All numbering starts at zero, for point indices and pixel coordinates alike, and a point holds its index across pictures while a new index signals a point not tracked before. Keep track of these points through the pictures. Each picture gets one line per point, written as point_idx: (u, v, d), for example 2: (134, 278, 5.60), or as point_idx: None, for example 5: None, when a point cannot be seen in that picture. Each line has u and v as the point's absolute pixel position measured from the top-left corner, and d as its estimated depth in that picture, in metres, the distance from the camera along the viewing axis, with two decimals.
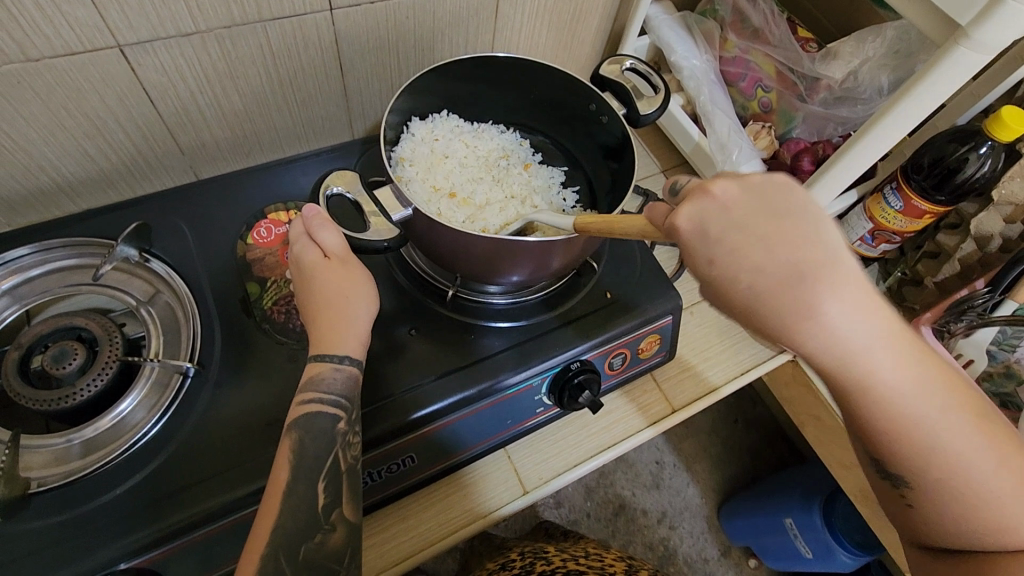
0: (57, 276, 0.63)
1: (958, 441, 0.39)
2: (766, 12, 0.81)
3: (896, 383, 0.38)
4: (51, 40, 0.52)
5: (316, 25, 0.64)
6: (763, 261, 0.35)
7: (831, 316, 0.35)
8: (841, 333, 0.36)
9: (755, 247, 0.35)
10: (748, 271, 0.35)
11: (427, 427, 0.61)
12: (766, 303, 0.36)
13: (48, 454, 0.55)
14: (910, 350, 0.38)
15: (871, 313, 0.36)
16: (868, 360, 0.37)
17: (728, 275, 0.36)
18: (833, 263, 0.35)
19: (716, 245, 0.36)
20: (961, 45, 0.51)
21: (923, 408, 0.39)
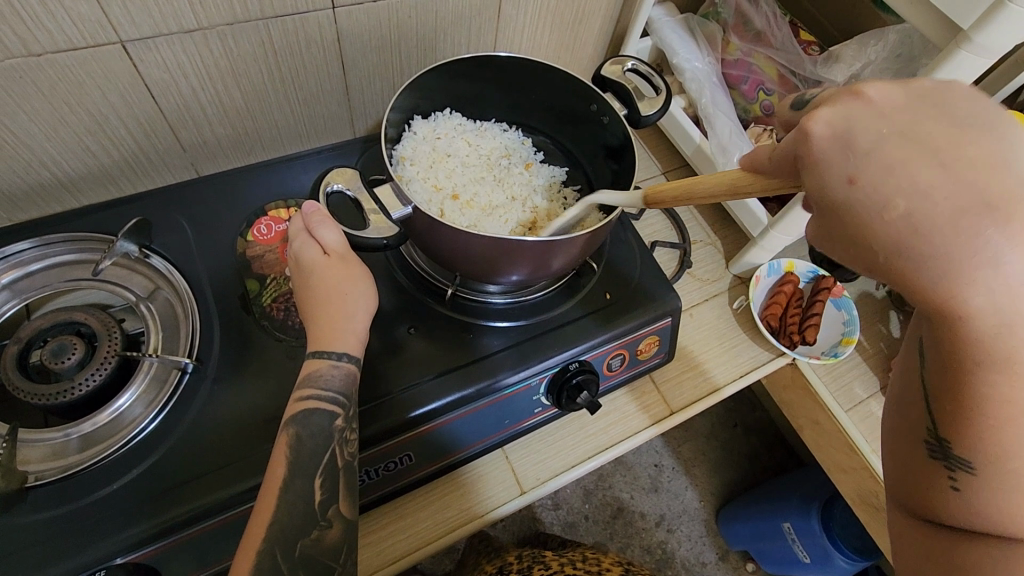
0: (57, 271, 0.63)
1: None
2: (768, 14, 0.84)
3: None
4: (53, 36, 0.52)
5: (318, 23, 0.64)
6: (941, 171, 0.30)
7: (988, 255, 0.29)
8: (1001, 280, 0.30)
9: (925, 157, 0.30)
10: (911, 180, 0.30)
11: (424, 425, 0.61)
12: (917, 228, 0.30)
13: (46, 449, 0.55)
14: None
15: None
16: (1016, 324, 0.31)
17: (876, 185, 0.31)
18: (1020, 199, 0.29)
19: (872, 152, 0.31)
20: (962, 49, 0.51)
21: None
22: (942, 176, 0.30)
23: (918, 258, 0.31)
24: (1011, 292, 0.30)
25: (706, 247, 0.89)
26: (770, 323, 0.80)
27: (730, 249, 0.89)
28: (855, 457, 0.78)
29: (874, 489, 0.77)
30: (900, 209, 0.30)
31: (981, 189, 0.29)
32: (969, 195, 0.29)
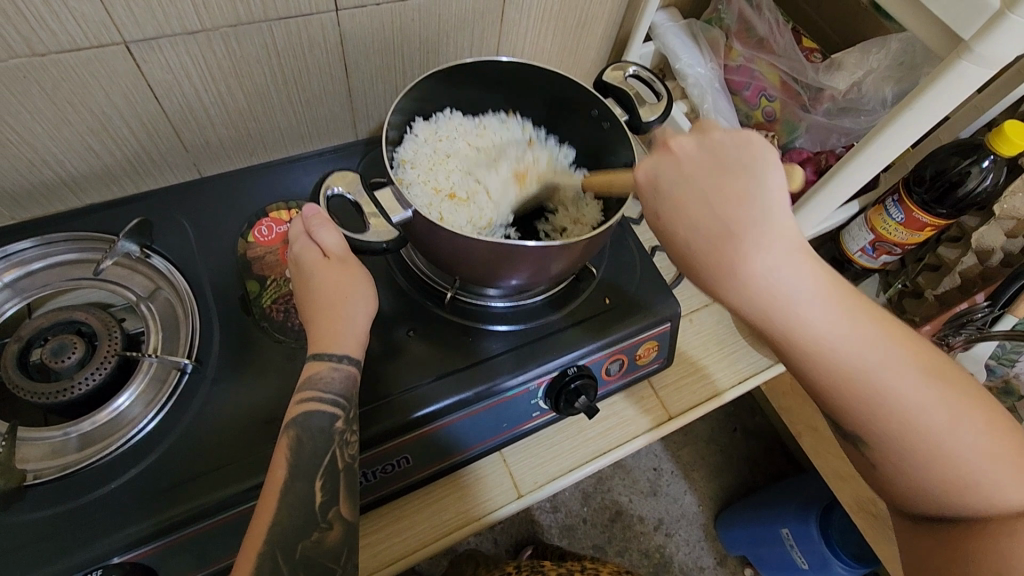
0: (58, 270, 0.64)
1: (907, 394, 0.43)
2: (771, 22, 0.82)
3: (832, 336, 0.43)
4: (57, 36, 0.53)
5: (322, 26, 0.64)
6: (701, 216, 0.43)
7: (762, 268, 0.41)
8: (773, 282, 0.42)
9: (694, 205, 0.43)
10: (685, 226, 0.43)
11: (425, 427, 0.61)
12: (701, 252, 0.43)
13: (45, 447, 0.55)
14: (847, 309, 0.43)
15: (801, 265, 0.42)
16: (801, 307, 0.42)
17: (671, 229, 0.44)
18: (759, 223, 0.42)
19: (667, 201, 0.44)
20: (963, 59, 0.51)
21: (867, 359, 0.43)
22: (709, 214, 0.42)
23: (710, 284, 0.43)
24: (778, 290, 0.42)
25: None
26: None
27: None
28: (854, 464, 0.78)
29: (873, 496, 0.77)
30: (688, 246, 0.43)
31: (727, 222, 0.42)
32: (718, 231, 0.42)
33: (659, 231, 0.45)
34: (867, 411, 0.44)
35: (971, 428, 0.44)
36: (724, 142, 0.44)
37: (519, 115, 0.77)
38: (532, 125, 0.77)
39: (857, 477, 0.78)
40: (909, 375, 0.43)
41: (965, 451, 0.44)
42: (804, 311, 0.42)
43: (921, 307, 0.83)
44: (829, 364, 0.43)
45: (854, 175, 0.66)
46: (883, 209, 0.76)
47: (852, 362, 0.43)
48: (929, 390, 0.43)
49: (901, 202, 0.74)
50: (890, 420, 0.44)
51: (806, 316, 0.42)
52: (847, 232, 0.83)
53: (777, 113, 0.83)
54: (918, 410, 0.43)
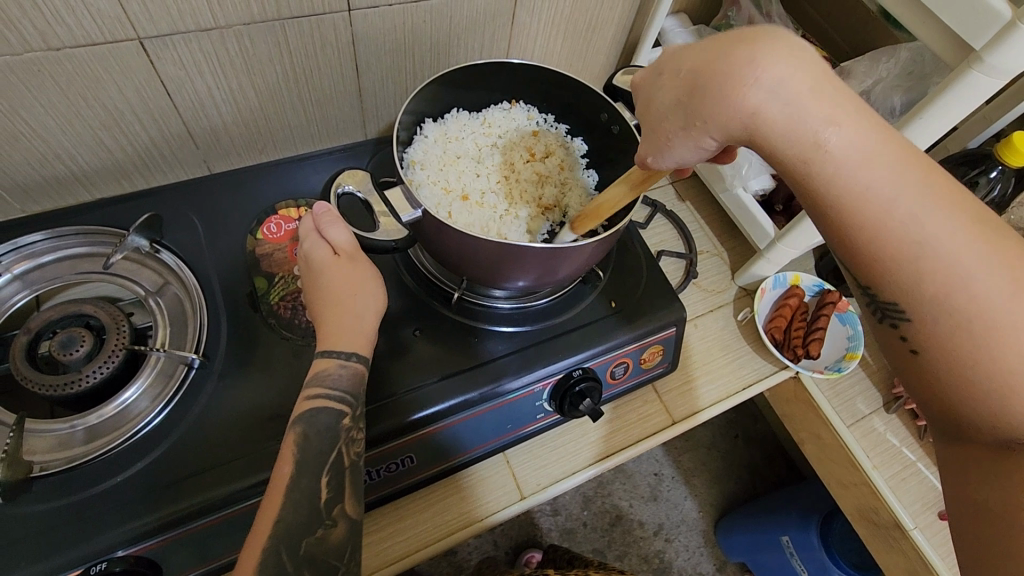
0: (68, 263, 0.64)
1: (952, 244, 0.38)
2: (781, 29, 0.82)
3: (861, 165, 0.39)
4: (73, 31, 0.53)
5: (334, 26, 0.64)
6: (720, 47, 0.41)
7: (791, 75, 0.39)
8: (801, 92, 0.39)
9: (711, 44, 0.42)
10: (705, 59, 0.42)
11: (427, 428, 0.61)
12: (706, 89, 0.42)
13: (52, 440, 0.55)
14: (889, 146, 0.39)
15: (827, 87, 0.40)
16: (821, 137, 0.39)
17: (689, 72, 0.43)
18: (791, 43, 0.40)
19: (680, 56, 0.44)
20: (974, 69, 0.51)
21: (908, 193, 0.38)
22: (730, 42, 0.41)
23: (717, 111, 0.41)
24: (803, 96, 0.39)
25: (712, 258, 0.89)
26: (774, 335, 0.80)
27: (737, 261, 0.89)
28: (857, 473, 0.77)
29: (875, 505, 0.77)
30: (701, 79, 0.42)
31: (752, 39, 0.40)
32: (737, 40, 0.40)
33: (666, 92, 0.45)
34: (902, 267, 0.39)
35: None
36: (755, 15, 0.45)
37: (523, 103, 0.76)
38: (536, 112, 0.76)
39: (860, 486, 0.78)
40: (955, 222, 0.38)
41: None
42: (833, 129, 0.39)
43: None
44: (863, 200, 0.39)
45: None
46: None
47: (886, 195, 0.39)
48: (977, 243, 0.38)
49: None
50: (931, 277, 0.38)
51: (828, 143, 0.39)
52: None
53: None
54: (965, 267, 0.37)
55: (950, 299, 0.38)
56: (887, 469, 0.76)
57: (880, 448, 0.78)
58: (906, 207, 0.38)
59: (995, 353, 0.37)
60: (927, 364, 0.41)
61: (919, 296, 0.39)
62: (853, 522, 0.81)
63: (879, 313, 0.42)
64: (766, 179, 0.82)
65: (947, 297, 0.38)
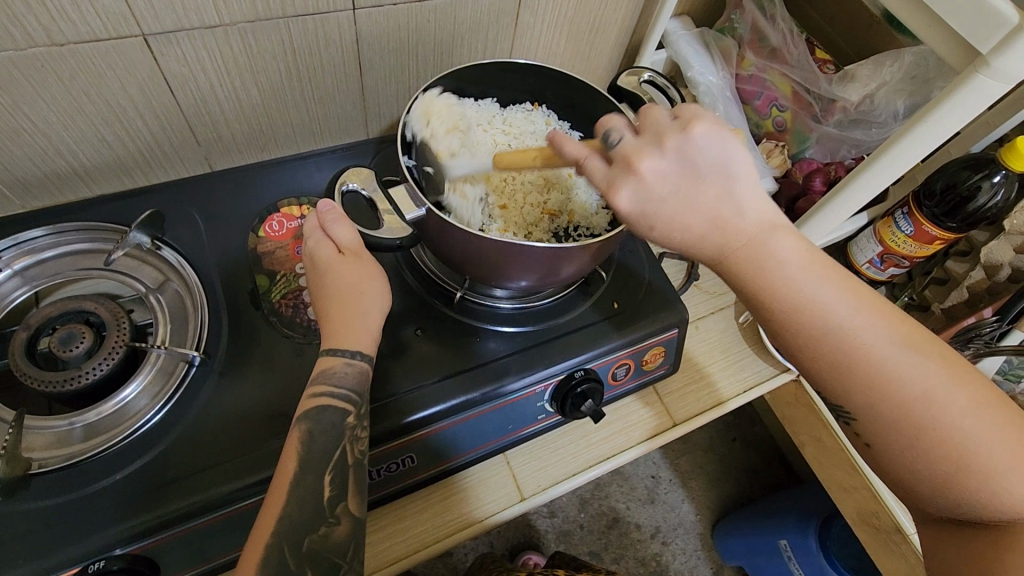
0: (69, 259, 0.64)
1: (899, 361, 0.43)
2: (785, 32, 0.82)
3: (815, 302, 0.44)
4: (77, 27, 0.53)
5: (339, 24, 0.64)
6: (690, 220, 0.44)
7: (745, 246, 0.44)
8: (755, 253, 0.44)
9: (680, 210, 0.43)
10: (678, 232, 0.44)
11: (423, 430, 0.61)
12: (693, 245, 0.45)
13: (50, 436, 0.55)
14: (834, 280, 0.45)
15: (780, 243, 0.44)
16: (778, 275, 0.44)
17: (661, 241, 0.45)
18: (745, 217, 0.44)
19: (652, 215, 0.44)
20: (980, 73, 0.51)
21: (855, 317, 0.44)
22: (697, 218, 0.44)
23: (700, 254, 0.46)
24: (761, 257, 0.44)
25: None
26: None
27: None
28: (858, 476, 0.77)
29: (875, 509, 0.76)
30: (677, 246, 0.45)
31: (715, 216, 0.44)
32: (715, 193, 0.43)
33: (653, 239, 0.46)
34: (864, 388, 0.44)
35: (965, 407, 0.42)
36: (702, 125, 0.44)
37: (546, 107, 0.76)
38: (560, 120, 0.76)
39: (861, 490, 0.78)
40: (900, 344, 0.43)
41: (969, 428, 0.42)
42: (787, 278, 0.44)
43: (926, 321, 0.82)
44: (820, 333, 0.44)
45: (865, 186, 0.66)
46: (892, 221, 0.77)
47: (838, 325, 0.44)
48: (914, 360, 0.43)
49: (911, 215, 0.74)
50: (885, 395, 0.43)
51: (784, 281, 0.44)
52: (855, 243, 0.83)
53: (787, 123, 0.84)
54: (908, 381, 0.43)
55: (901, 412, 0.43)
56: None
57: None
58: (857, 334, 0.44)
59: (943, 450, 0.42)
60: (886, 459, 0.46)
61: (875, 410, 0.44)
62: (854, 526, 0.81)
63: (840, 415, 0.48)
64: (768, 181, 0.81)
65: (901, 410, 0.43)
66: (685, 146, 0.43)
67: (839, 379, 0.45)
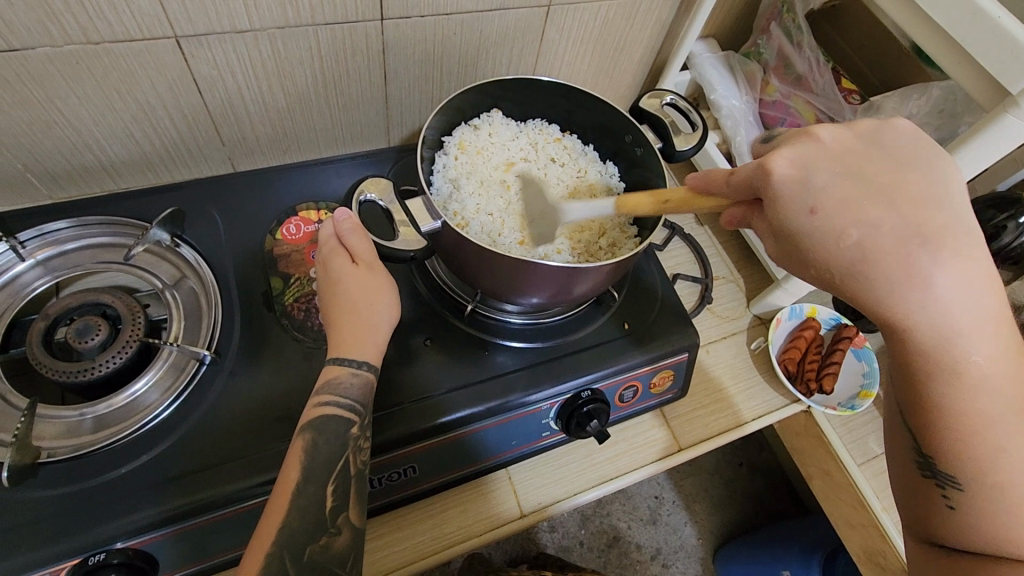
0: (90, 252, 0.65)
1: (1023, 439, 0.40)
2: (812, 59, 0.82)
3: (979, 358, 0.41)
4: (113, 27, 0.54)
5: (366, 34, 0.65)
6: (886, 213, 0.40)
7: (927, 282, 0.40)
8: (932, 294, 0.40)
9: (870, 195, 0.40)
10: (856, 223, 0.40)
11: (456, 431, 0.61)
12: (874, 247, 0.40)
13: (60, 426, 0.55)
14: (1002, 335, 0.41)
15: (973, 278, 0.40)
16: (951, 320, 0.40)
17: (830, 228, 0.41)
18: (950, 240, 0.40)
19: (827, 196, 0.41)
20: (1010, 113, 0.51)
21: (1000, 384, 0.41)
22: (891, 215, 0.40)
23: (880, 273, 0.40)
24: (938, 301, 0.40)
25: (727, 284, 0.88)
26: (787, 367, 0.80)
27: (752, 289, 0.88)
28: (864, 513, 0.75)
29: (882, 549, 0.74)
30: (851, 246, 0.40)
31: (919, 224, 0.40)
32: (923, 195, 0.40)
33: (818, 231, 0.41)
34: (986, 452, 0.41)
35: None
36: (896, 132, 0.44)
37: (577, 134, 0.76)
38: (595, 150, 0.76)
39: (866, 528, 0.76)
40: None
41: None
42: (959, 326, 0.40)
43: None
44: (965, 389, 0.41)
45: None
46: None
47: (984, 387, 0.41)
48: None
49: None
50: (1005, 469, 0.41)
51: (958, 329, 0.40)
52: None
53: None
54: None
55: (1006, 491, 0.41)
56: (896, 512, 0.74)
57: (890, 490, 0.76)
58: (1000, 399, 0.41)
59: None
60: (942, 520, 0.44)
61: (976, 472, 0.42)
62: (859, 564, 0.78)
63: (924, 472, 0.45)
64: None
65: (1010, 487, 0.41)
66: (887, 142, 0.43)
67: (961, 434, 0.42)
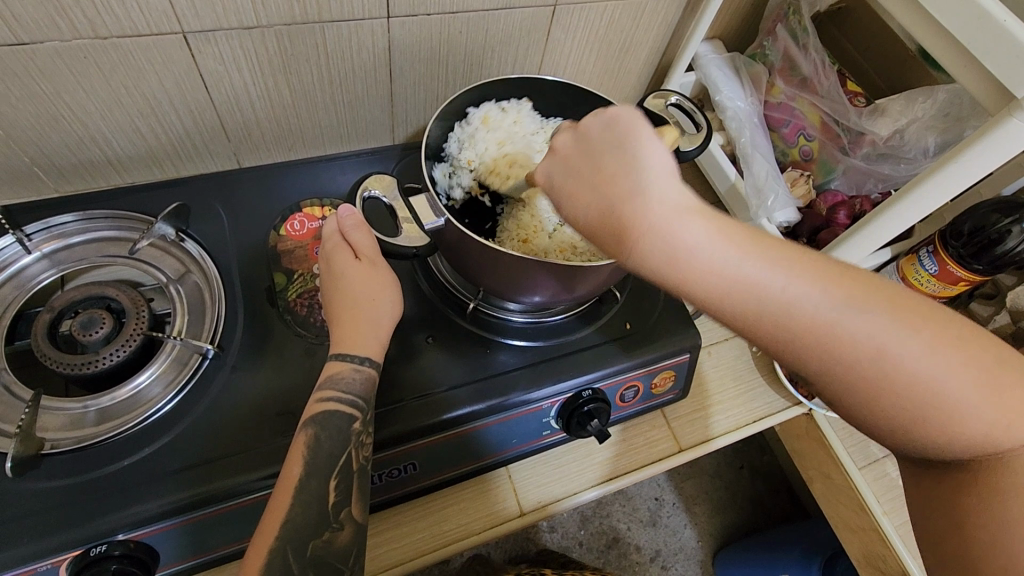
0: (95, 245, 0.65)
1: (849, 330, 0.38)
2: (817, 61, 0.80)
3: (713, 259, 0.39)
4: (121, 22, 0.55)
5: (373, 31, 0.65)
6: (591, 197, 0.44)
7: (650, 241, 0.40)
8: (660, 247, 0.40)
9: (581, 186, 0.44)
10: (581, 209, 0.44)
11: (459, 428, 0.61)
12: (598, 230, 0.43)
13: (64, 418, 0.56)
14: (744, 244, 0.40)
15: (687, 218, 0.40)
16: (693, 259, 0.39)
17: (571, 220, 0.46)
18: (645, 194, 0.41)
19: (558, 193, 0.47)
20: (1014, 117, 0.50)
21: (786, 294, 0.38)
22: (593, 195, 0.44)
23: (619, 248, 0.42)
24: (670, 253, 0.40)
25: None
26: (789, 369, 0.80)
27: None
28: (864, 517, 0.75)
29: (883, 553, 0.74)
30: (585, 231, 0.44)
31: (610, 196, 0.42)
32: (616, 165, 0.43)
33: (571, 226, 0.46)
34: (824, 363, 0.39)
35: (933, 360, 0.37)
36: (598, 117, 0.45)
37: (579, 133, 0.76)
38: None
39: (867, 532, 0.75)
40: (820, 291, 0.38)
41: (947, 388, 0.37)
42: (699, 262, 0.39)
43: None
44: (740, 307, 0.39)
45: (891, 222, 0.65)
46: (916, 259, 0.77)
47: (770, 306, 0.39)
48: (863, 318, 0.38)
49: (936, 254, 0.74)
50: (848, 367, 0.38)
51: (706, 266, 0.39)
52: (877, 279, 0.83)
53: (814, 153, 0.83)
54: (868, 341, 0.37)
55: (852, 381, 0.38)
56: (898, 517, 0.74)
57: (891, 494, 0.75)
58: (767, 285, 0.39)
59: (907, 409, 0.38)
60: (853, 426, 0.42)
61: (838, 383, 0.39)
62: (859, 568, 0.78)
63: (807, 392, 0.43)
64: (790, 211, 0.79)
65: (858, 374, 0.38)
66: (594, 123, 0.45)
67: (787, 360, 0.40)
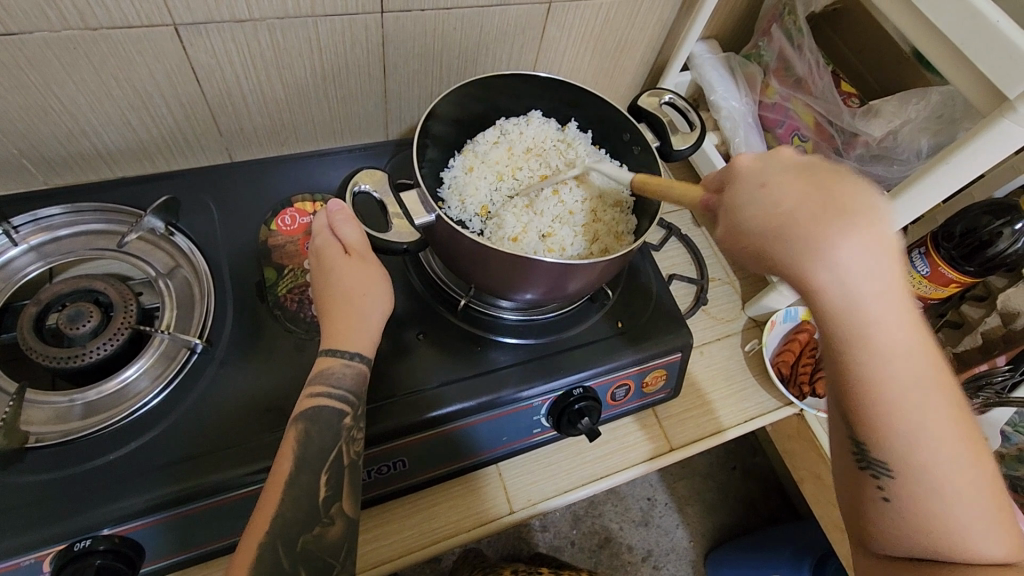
0: (83, 238, 0.65)
1: (937, 436, 0.41)
2: (812, 61, 0.81)
3: (887, 321, 0.39)
4: (111, 14, 0.54)
5: (366, 26, 0.65)
6: (806, 193, 0.38)
7: (844, 276, 0.37)
8: (851, 288, 0.38)
9: (807, 185, 0.38)
10: (790, 198, 0.38)
11: (447, 425, 0.61)
12: (798, 227, 0.37)
13: (49, 411, 0.55)
14: (909, 327, 0.40)
15: (886, 266, 0.37)
16: (869, 309, 0.38)
17: (765, 205, 0.39)
18: (875, 223, 0.37)
19: (770, 174, 0.39)
20: (1006, 118, 0.51)
21: (912, 385, 0.40)
22: (815, 189, 0.38)
23: (799, 257, 0.38)
24: (852, 296, 0.38)
25: (724, 285, 0.88)
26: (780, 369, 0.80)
27: (748, 292, 0.88)
28: None
29: None
30: (782, 219, 0.38)
31: (840, 198, 0.37)
32: (842, 184, 0.38)
33: (749, 216, 0.39)
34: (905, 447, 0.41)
35: (975, 484, 0.42)
36: None
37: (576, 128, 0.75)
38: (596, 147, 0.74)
39: None
40: (933, 378, 0.40)
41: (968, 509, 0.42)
42: (875, 316, 0.38)
43: None
44: (879, 373, 0.40)
45: None
46: (908, 260, 0.76)
47: (899, 383, 0.40)
48: (952, 429, 0.41)
49: (928, 255, 0.74)
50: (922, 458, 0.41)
51: (879, 324, 0.38)
52: None
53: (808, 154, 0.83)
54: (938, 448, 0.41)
55: (918, 463, 0.41)
56: None
57: None
58: (911, 368, 0.40)
59: (935, 509, 0.42)
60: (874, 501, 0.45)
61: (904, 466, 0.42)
62: (848, 568, 0.78)
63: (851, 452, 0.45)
64: None
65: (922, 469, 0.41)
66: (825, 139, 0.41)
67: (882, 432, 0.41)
